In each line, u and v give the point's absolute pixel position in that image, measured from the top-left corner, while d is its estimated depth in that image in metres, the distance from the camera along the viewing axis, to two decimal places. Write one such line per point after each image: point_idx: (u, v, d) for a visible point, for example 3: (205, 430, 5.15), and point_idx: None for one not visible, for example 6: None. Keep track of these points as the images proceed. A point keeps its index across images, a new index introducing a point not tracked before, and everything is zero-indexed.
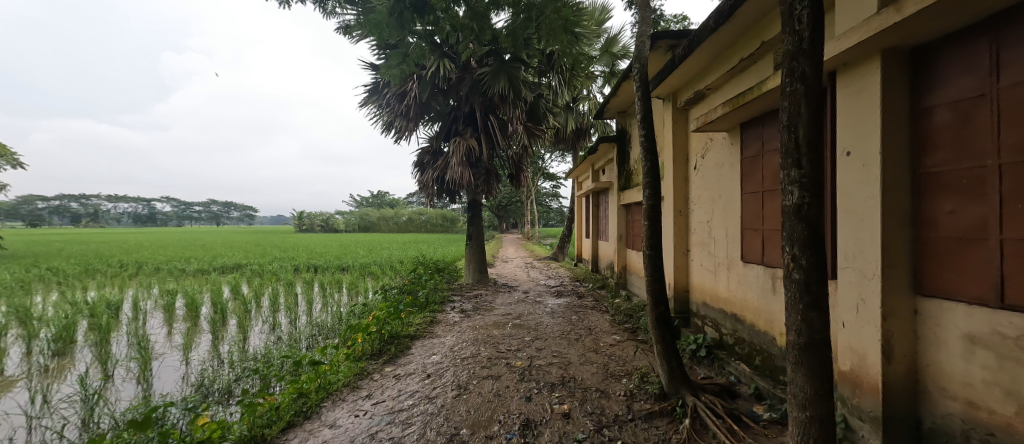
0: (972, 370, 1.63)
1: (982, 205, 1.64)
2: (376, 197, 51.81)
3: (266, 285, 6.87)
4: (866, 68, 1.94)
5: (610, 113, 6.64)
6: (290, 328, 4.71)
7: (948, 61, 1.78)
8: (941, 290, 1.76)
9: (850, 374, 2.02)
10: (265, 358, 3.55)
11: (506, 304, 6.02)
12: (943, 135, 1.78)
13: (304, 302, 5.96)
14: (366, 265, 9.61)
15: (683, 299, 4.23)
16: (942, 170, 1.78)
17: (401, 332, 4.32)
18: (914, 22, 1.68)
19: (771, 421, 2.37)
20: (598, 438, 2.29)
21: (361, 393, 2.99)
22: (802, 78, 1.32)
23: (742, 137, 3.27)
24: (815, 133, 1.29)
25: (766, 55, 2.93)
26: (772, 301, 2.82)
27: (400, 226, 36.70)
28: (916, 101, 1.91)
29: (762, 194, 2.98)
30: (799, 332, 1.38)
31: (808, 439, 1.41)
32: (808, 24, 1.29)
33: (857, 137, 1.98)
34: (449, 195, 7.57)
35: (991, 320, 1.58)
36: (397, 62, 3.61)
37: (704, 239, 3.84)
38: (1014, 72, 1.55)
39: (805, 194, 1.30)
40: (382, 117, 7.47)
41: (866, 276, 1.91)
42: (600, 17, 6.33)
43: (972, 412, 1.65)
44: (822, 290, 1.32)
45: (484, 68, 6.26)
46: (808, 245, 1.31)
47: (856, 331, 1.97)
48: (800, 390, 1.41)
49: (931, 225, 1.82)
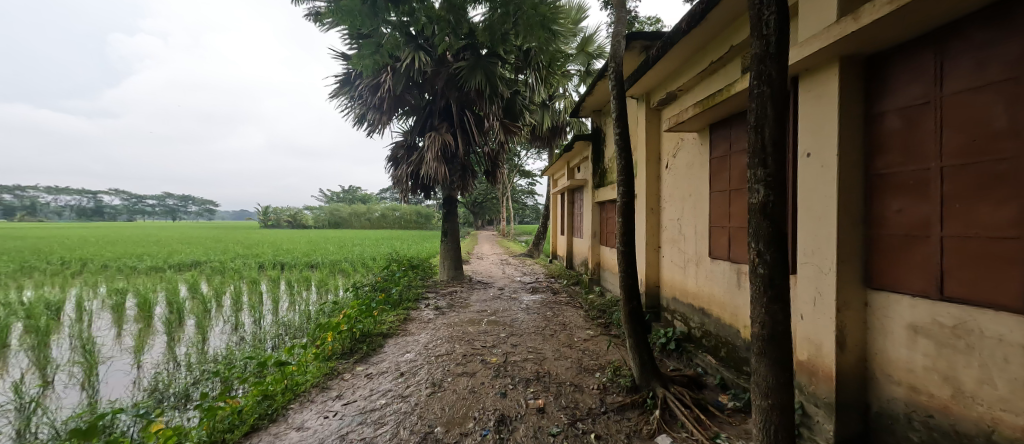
0: (914, 357, 1.77)
1: (927, 206, 1.76)
2: (349, 193, 50.63)
3: (228, 284, 6.52)
4: (826, 73, 2.05)
5: (585, 111, 6.73)
6: (254, 328, 4.48)
7: (899, 69, 1.91)
8: (888, 283, 1.90)
9: (807, 363, 2.14)
10: (227, 359, 3.37)
11: (481, 301, 6.00)
12: (893, 138, 1.91)
13: (270, 301, 5.70)
14: (336, 262, 9.30)
15: (654, 293, 4.36)
16: (891, 172, 1.90)
17: (373, 330, 4.21)
18: (871, 32, 1.78)
19: (734, 410, 2.49)
20: (571, 432, 2.32)
21: (330, 393, 2.90)
22: (769, 80, 1.37)
23: (711, 138, 3.38)
24: (779, 134, 1.35)
25: (734, 58, 3.03)
26: (737, 295, 2.95)
27: (373, 223, 35.96)
28: (869, 106, 2.03)
29: (729, 192, 3.10)
30: (762, 324, 1.44)
31: (770, 426, 1.48)
32: (775, 28, 1.35)
33: (816, 139, 2.09)
34: (423, 191, 7.43)
35: (932, 310, 1.71)
36: (370, 52, 3.52)
37: (675, 236, 3.95)
38: (957, 82, 1.68)
39: (770, 193, 1.36)
40: (353, 109, 7.23)
41: (823, 270, 2.03)
42: (577, 15, 6.37)
43: (914, 396, 1.78)
44: (783, 284, 1.39)
45: (460, 62, 6.20)
46: (773, 242, 1.37)
47: (813, 323, 2.09)
48: (762, 379, 1.48)
49: (881, 223, 1.95)
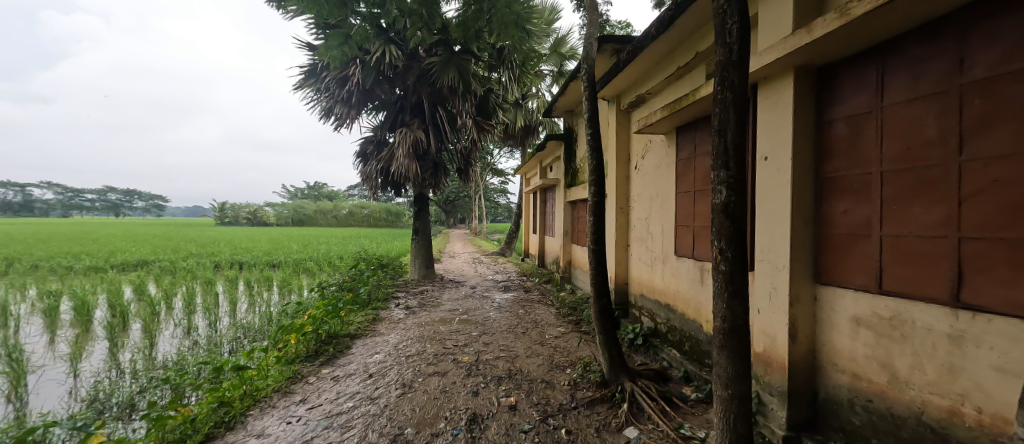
0: (857, 347, 1.92)
1: (868, 207, 1.91)
2: (314, 189, 48.66)
3: (179, 284, 6.10)
4: (783, 82, 2.18)
5: (558, 111, 6.80)
6: (209, 331, 4.21)
7: (846, 79, 2.06)
8: (834, 278, 2.04)
9: (763, 355, 2.27)
10: (179, 365, 3.15)
11: (453, 300, 5.94)
12: (841, 144, 2.05)
13: (227, 303, 5.39)
14: (300, 261, 8.92)
15: (622, 291, 4.48)
16: (839, 175, 2.05)
17: (340, 332, 4.08)
18: (822, 44, 1.91)
19: (697, 401, 2.61)
20: (542, 428, 2.35)
21: (293, 398, 2.77)
22: (731, 86, 1.44)
23: (677, 140, 3.51)
24: (739, 137, 1.43)
25: (699, 65, 3.16)
26: (699, 291, 3.09)
27: (341, 220, 34.78)
28: (819, 114, 2.18)
29: (693, 193, 3.23)
30: (723, 319, 1.51)
31: (729, 414, 1.56)
32: (737, 37, 1.42)
33: (773, 143, 2.22)
34: (394, 188, 7.25)
35: (871, 304, 1.86)
36: (339, 42, 3.41)
37: (643, 234, 4.08)
38: (896, 93, 1.83)
39: (731, 194, 1.43)
40: (319, 102, 6.94)
41: (777, 267, 2.17)
42: (550, 16, 6.42)
43: (856, 382, 1.93)
44: (743, 281, 1.47)
45: (433, 58, 6.11)
46: (733, 240, 1.44)
47: (768, 316, 2.23)
48: (723, 371, 1.55)
49: (829, 223, 2.10)
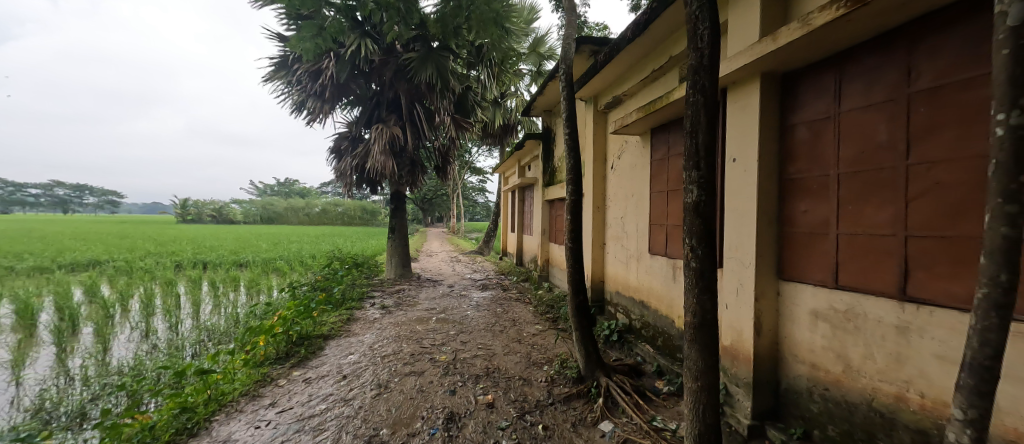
0: (815, 339, 2.04)
1: (826, 207, 2.03)
2: (284, 186, 46.92)
3: (136, 285, 5.74)
4: (750, 87, 2.28)
5: (536, 111, 6.84)
6: (170, 334, 4.00)
7: (806, 86, 2.18)
8: (796, 274, 2.16)
9: (730, 348, 2.38)
10: (136, 370, 2.97)
11: (430, 299, 5.89)
12: (802, 147, 2.17)
13: (189, 304, 5.12)
14: (270, 260, 8.59)
15: (599, 288, 4.57)
16: (800, 177, 2.17)
17: (313, 333, 3.97)
18: (786, 52, 2.01)
19: (669, 394, 2.70)
20: (520, 424, 2.37)
21: (262, 402, 2.67)
22: (702, 90, 1.49)
23: (652, 141, 3.61)
24: (710, 139, 1.48)
25: (673, 68, 3.26)
26: (672, 288, 3.19)
27: (313, 219, 33.72)
28: (783, 118, 2.29)
29: (667, 192, 3.33)
30: (694, 313, 1.57)
31: (698, 405, 1.62)
32: (708, 42, 1.48)
33: (741, 146, 2.32)
34: (369, 185, 7.09)
35: (829, 298, 1.98)
36: (312, 34, 3.32)
37: (619, 233, 4.17)
38: (852, 100, 1.95)
39: (701, 193, 1.49)
40: (291, 96, 6.70)
41: (744, 264, 2.27)
42: (529, 16, 6.44)
43: (814, 372, 2.05)
44: (712, 277, 1.53)
45: (410, 53, 6.01)
46: (703, 238, 1.50)
47: (735, 311, 2.33)
48: (693, 364, 1.61)
49: (791, 222, 2.21)
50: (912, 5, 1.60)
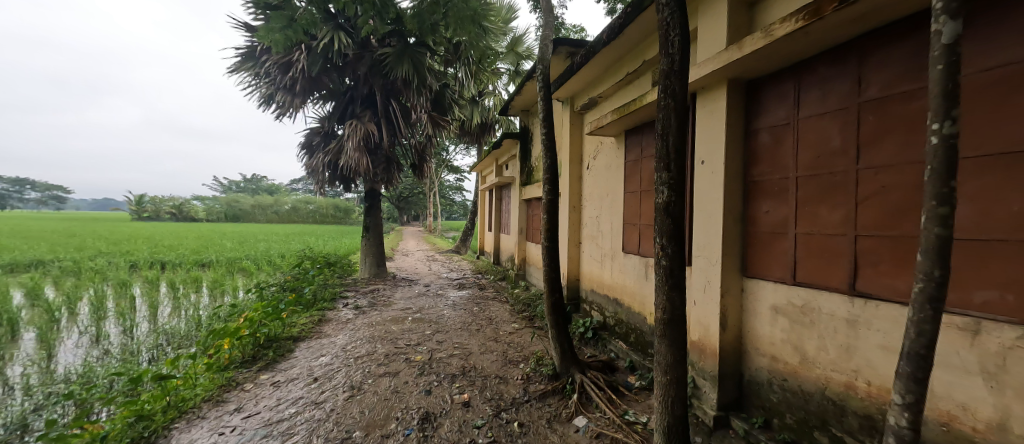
0: (775, 333, 2.16)
1: (786, 208, 2.16)
2: (251, 183, 44.93)
3: (85, 287, 5.36)
4: (718, 93, 2.38)
5: (514, 110, 6.85)
6: (124, 339, 3.76)
7: (769, 93, 2.29)
8: (758, 272, 2.28)
9: (698, 342, 2.47)
10: (85, 378, 2.78)
11: (405, 298, 5.81)
12: (764, 151, 2.29)
13: (146, 306, 4.83)
14: (235, 260, 8.22)
15: (574, 286, 4.64)
16: (763, 179, 2.29)
17: (281, 335, 3.84)
18: (750, 60, 2.11)
19: (641, 388, 2.78)
20: (495, 422, 2.38)
21: (227, 407, 2.56)
22: (673, 94, 1.55)
23: (626, 143, 3.70)
24: (680, 142, 1.54)
25: (646, 72, 3.36)
26: (644, 286, 3.29)
27: (283, 217, 32.47)
28: (747, 123, 2.41)
29: (640, 193, 3.43)
30: (663, 310, 1.63)
31: (668, 398, 1.68)
32: (679, 48, 1.53)
33: (710, 149, 2.42)
34: (343, 183, 6.92)
35: (788, 294, 2.10)
36: (281, 25, 3.21)
37: (594, 232, 4.25)
38: (809, 107, 2.07)
39: (671, 194, 1.55)
40: (259, 88, 6.43)
41: (711, 262, 2.37)
42: (507, 15, 6.44)
43: (774, 364, 2.17)
44: (681, 275, 1.59)
45: (386, 48, 5.89)
46: (673, 237, 1.56)
47: (703, 308, 2.42)
48: (663, 358, 1.67)
49: (754, 222, 2.33)
50: (863, 20, 1.72)
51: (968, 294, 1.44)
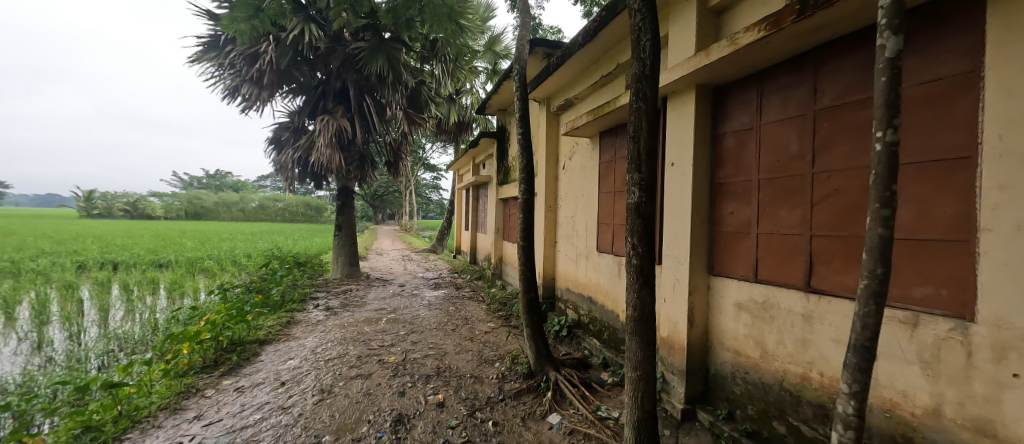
0: (739, 328, 2.26)
1: (749, 209, 2.26)
2: (214, 179, 42.73)
3: (25, 290, 4.95)
4: (687, 98, 2.47)
5: (491, 109, 6.83)
6: (70, 345, 3.50)
7: (734, 99, 2.39)
8: (723, 270, 2.38)
9: (667, 339, 2.56)
10: (24, 388, 2.57)
11: (379, 299, 5.70)
12: (729, 155, 2.39)
13: (95, 310, 4.51)
14: (197, 260, 7.81)
15: (550, 285, 4.69)
16: (728, 181, 2.39)
17: (246, 338, 3.68)
18: (717, 67, 2.20)
19: (613, 384, 2.85)
20: (470, 422, 2.38)
21: (186, 415, 2.43)
22: (644, 98, 1.59)
23: (600, 144, 3.76)
24: (650, 145, 1.59)
25: (619, 75, 3.44)
26: (617, 284, 3.37)
27: (249, 215, 31.07)
28: (714, 127, 2.50)
29: (613, 193, 3.51)
30: (634, 307, 1.67)
31: (638, 393, 1.73)
32: (650, 53, 1.58)
33: (679, 151, 2.50)
34: (314, 180, 6.74)
35: (750, 291, 2.20)
36: (247, 14, 3.07)
37: (569, 232, 4.31)
38: (770, 114, 2.18)
39: (642, 195, 1.59)
40: (223, 80, 6.12)
41: (680, 260, 2.46)
42: (485, 13, 6.40)
43: (738, 358, 2.27)
44: (651, 273, 1.64)
45: (359, 42, 5.74)
46: (643, 237, 1.61)
47: (673, 305, 2.51)
48: (633, 355, 1.71)
49: (720, 222, 2.43)
50: (818, 32, 1.82)
51: (907, 290, 1.56)
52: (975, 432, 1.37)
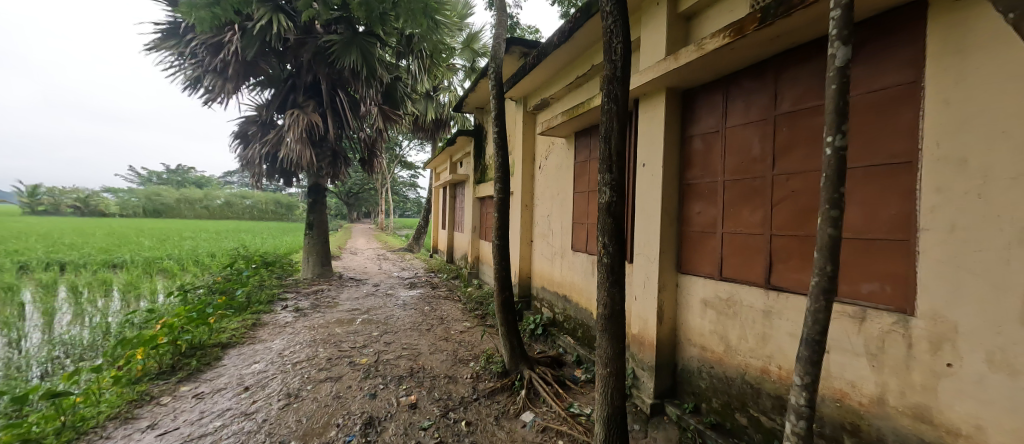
0: (705, 324, 2.34)
1: (715, 209, 2.34)
2: (176, 174, 40.48)
3: None
4: (658, 100, 2.53)
5: (469, 107, 6.78)
6: (6, 353, 3.23)
7: (702, 102, 2.47)
8: (691, 268, 2.46)
9: (638, 336, 2.62)
10: None
11: (352, 299, 5.55)
12: (697, 156, 2.47)
13: (38, 314, 4.19)
14: (155, 259, 7.38)
15: (526, 284, 4.71)
16: (696, 182, 2.46)
17: (208, 341, 3.51)
18: (686, 71, 2.27)
19: (585, 381, 2.89)
20: (442, 423, 2.35)
21: (139, 424, 2.29)
22: (615, 100, 1.62)
23: (576, 144, 3.80)
24: (620, 145, 1.62)
25: (593, 76, 3.48)
26: (590, 282, 3.42)
27: (215, 212, 29.61)
28: (683, 129, 2.57)
29: (588, 193, 3.55)
30: (604, 305, 1.70)
31: (608, 389, 1.76)
32: (620, 55, 1.61)
33: (650, 152, 2.56)
34: (283, 176, 6.49)
35: (716, 289, 2.28)
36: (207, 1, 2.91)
37: (545, 231, 4.34)
38: (735, 117, 2.26)
39: (612, 195, 1.62)
40: (184, 70, 5.80)
41: (651, 259, 2.52)
42: (462, 10, 6.34)
43: (704, 353, 2.35)
44: (621, 272, 1.67)
45: (332, 35, 5.56)
46: (613, 236, 1.63)
47: (643, 303, 2.57)
48: (603, 351, 1.74)
49: (688, 222, 2.51)
50: (779, 40, 1.91)
51: (857, 286, 1.65)
52: (914, 418, 1.47)
